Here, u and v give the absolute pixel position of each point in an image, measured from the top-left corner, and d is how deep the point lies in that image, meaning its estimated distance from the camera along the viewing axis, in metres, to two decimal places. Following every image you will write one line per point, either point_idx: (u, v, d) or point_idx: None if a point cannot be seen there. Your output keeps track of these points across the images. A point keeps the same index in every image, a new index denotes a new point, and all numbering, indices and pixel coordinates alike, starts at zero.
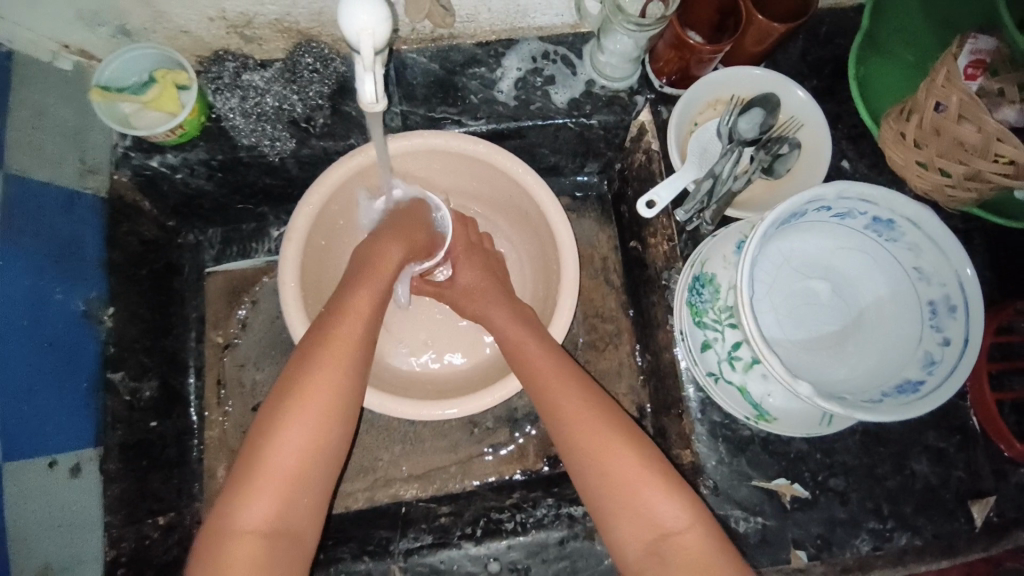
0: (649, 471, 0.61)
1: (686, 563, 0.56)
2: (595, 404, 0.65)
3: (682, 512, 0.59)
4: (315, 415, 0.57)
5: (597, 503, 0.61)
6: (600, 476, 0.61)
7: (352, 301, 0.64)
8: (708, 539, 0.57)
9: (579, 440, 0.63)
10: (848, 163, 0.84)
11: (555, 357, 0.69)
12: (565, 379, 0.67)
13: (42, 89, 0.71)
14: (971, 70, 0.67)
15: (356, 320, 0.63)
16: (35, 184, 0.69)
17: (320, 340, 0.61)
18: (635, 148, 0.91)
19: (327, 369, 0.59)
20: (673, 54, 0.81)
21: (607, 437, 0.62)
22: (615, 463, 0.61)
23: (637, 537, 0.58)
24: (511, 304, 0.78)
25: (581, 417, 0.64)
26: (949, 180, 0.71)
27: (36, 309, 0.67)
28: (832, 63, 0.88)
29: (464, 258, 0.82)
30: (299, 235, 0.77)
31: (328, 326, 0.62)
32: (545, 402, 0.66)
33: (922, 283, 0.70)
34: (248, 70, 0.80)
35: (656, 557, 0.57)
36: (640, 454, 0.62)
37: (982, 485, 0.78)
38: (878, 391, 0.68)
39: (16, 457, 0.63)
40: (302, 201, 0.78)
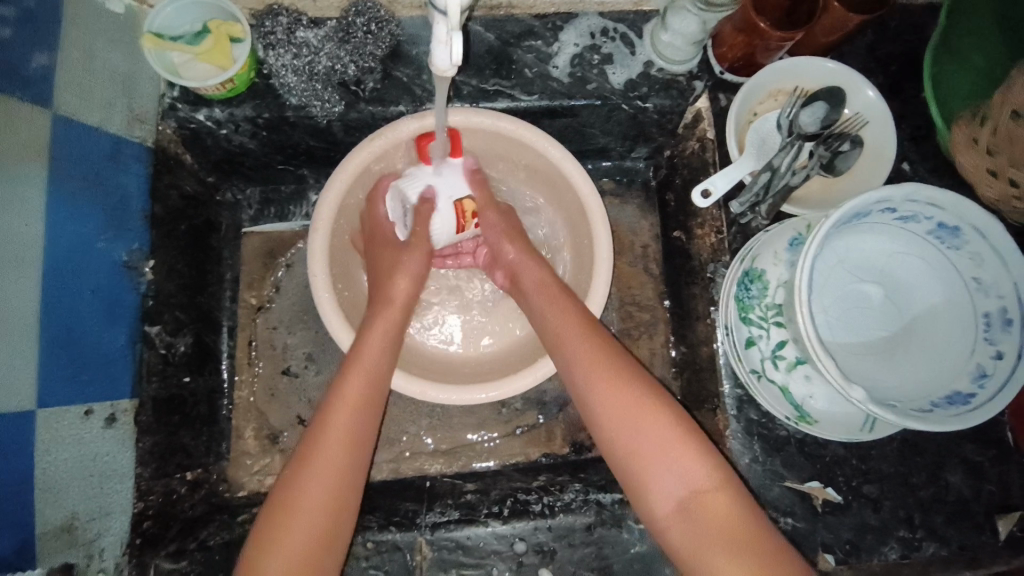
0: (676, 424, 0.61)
1: (717, 521, 0.57)
2: (625, 368, 0.65)
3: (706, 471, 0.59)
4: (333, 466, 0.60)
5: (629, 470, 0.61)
6: (627, 450, 0.61)
7: (341, 406, 0.63)
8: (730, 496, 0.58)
9: (610, 411, 0.63)
10: (908, 165, 0.81)
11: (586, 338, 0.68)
12: (599, 351, 0.66)
13: (93, 31, 0.69)
14: None
15: (347, 430, 0.62)
16: (82, 128, 0.67)
17: (309, 456, 0.60)
18: (688, 136, 0.89)
19: (315, 485, 0.59)
20: (740, 38, 0.78)
21: (638, 400, 0.63)
22: (650, 426, 0.61)
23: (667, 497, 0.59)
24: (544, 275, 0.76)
25: (613, 389, 0.64)
26: (1016, 192, 0.68)
27: (79, 256, 0.66)
28: (901, 60, 0.84)
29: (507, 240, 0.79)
30: (325, 221, 0.75)
31: (318, 439, 0.61)
32: (591, 378, 0.65)
33: (980, 294, 0.68)
34: (302, 27, 0.77)
35: (684, 519, 0.58)
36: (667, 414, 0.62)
37: (1013, 501, 0.78)
38: (927, 401, 0.67)
39: (51, 403, 0.61)
40: (327, 184, 0.76)
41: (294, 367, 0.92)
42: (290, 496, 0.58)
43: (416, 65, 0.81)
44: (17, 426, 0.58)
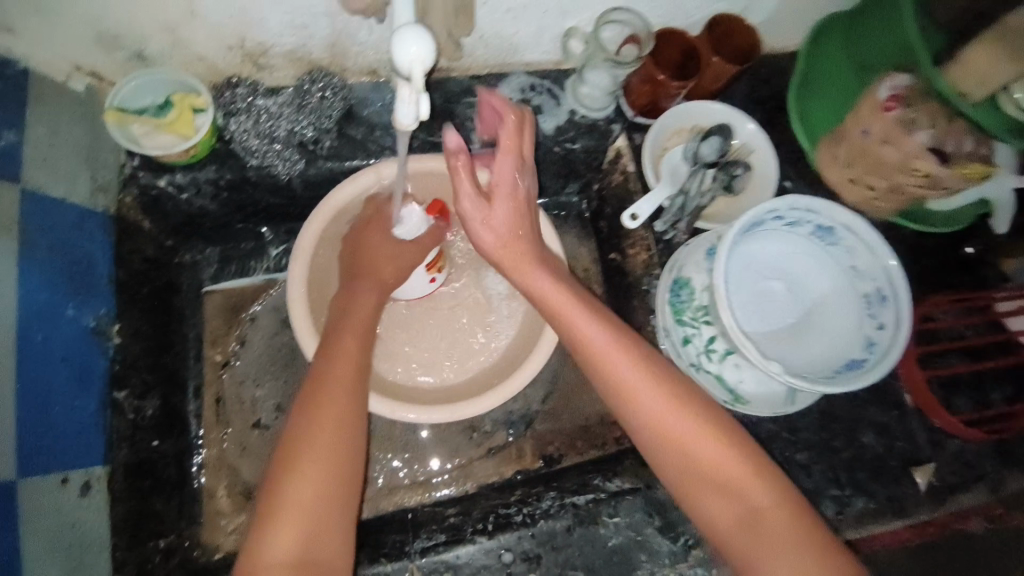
0: (752, 465, 0.61)
1: (780, 538, 0.58)
2: (680, 390, 0.65)
3: (768, 491, 0.60)
4: (332, 438, 0.62)
5: (686, 489, 0.63)
6: (683, 468, 0.63)
7: (334, 374, 0.66)
8: (809, 534, 0.58)
9: (658, 435, 0.63)
10: (791, 183, 0.98)
11: (660, 390, 0.64)
12: (673, 400, 0.64)
13: (58, 108, 0.73)
14: (890, 102, 0.79)
15: (341, 385, 0.66)
16: (50, 200, 0.70)
17: (310, 424, 0.62)
18: (611, 170, 1.03)
19: (314, 450, 0.61)
20: (645, 88, 0.93)
21: (712, 450, 0.62)
22: (730, 475, 0.61)
23: (728, 512, 0.61)
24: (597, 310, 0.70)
25: (665, 414, 0.63)
26: (874, 193, 0.88)
27: (49, 324, 0.67)
28: (773, 98, 1.02)
29: (492, 219, 0.71)
30: (305, 250, 0.82)
31: (313, 399, 0.64)
32: (667, 437, 0.63)
33: (859, 279, 0.84)
34: (260, 96, 0.84)
35: (745, 532, 0.60)
36: (747, 462, 0.61)
37: (919, 453, 0.93)
38: (831, 370, 0.81)
39: (31, 475, 0.61)
40: (310, 217, 0.83)
41: (265, 420, 0.92)
42: (290, 464, 0.60)
43: (368, 124, 0.88)
44: (0, 496, 0.57)
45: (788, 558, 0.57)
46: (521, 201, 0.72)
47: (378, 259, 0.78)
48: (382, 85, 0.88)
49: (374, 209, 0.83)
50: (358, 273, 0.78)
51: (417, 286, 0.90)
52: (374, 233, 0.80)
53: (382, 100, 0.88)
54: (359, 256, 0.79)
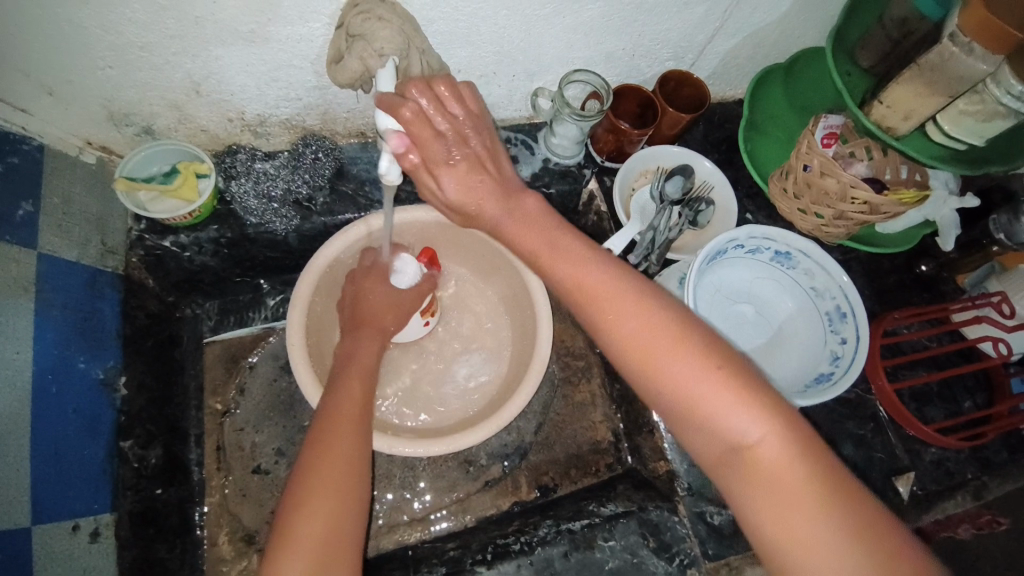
0: (737, 394, 0.57)
1: (763, 476, 0.55)
2: (662, 316, 0.60)
3: (757, 423, 0.56)
4: (342, 472, 0.64)
5: (669, 418, 0.60)
6: (661, 398, 0.59)
7: (341, 413, 0.70)
8: (796, 464, 0.55)
9: (635, 365, 0.60)
10: (750, 215, 1.07)
11: (639, 318, 0.60)
12: (650, 328, 0.60)
13: (71, 180, 0.80)
14: (828, 139, 0.91)
15: (348, 422, 0.69)
16: (63, 263, 0.75)
17: (320, 459, 0.65)
18: (587, 211, 1.12)
19: (328, 482, 0.63)
20: (610, 136, 1.02)
21: (691, 379, 0.57)
22: (711, 404, 0.57)
23: (711, 446, 0.58)
24: (572, 243, 0.66)
25: (641, 343, 0.60)
26: (822, 221, 0.94)
27: (62, 376, 0.71)
28: (727, 141, 1.12)
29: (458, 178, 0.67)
30: (302, 300, 0.87)
31: (323, 436, 0.67)
32: (644, 368, 0.60)
33: (819, 298, 0.91)
34: (259, 160, 0.91)
35: (728, 468, 0.57)
36: (731, 391, 0.57)
37: (899, 463, 0.97)
38: (802, 384, 0.86)
39: (45, 520, 0.66)
40: (305, 269, 0.89)
41: (265, 465, 0.95)
42: (306, 495, 0.62)
43: (358, 180, 0.96)
44: (14, 543, 0.62)
45: (769, 490, 0.55)
46: (472, 159, 0.67)
47: (373, 308, 0.84)
48: (370, 144, 0.96)
49: (367, 259, 0.89)
50: (357, 319, 0.83)
51: (413, 330, 0.95)
52: (371, 281, 0.86)
53: (370, 158, 0.96)
54: (355, 306, 0.85)
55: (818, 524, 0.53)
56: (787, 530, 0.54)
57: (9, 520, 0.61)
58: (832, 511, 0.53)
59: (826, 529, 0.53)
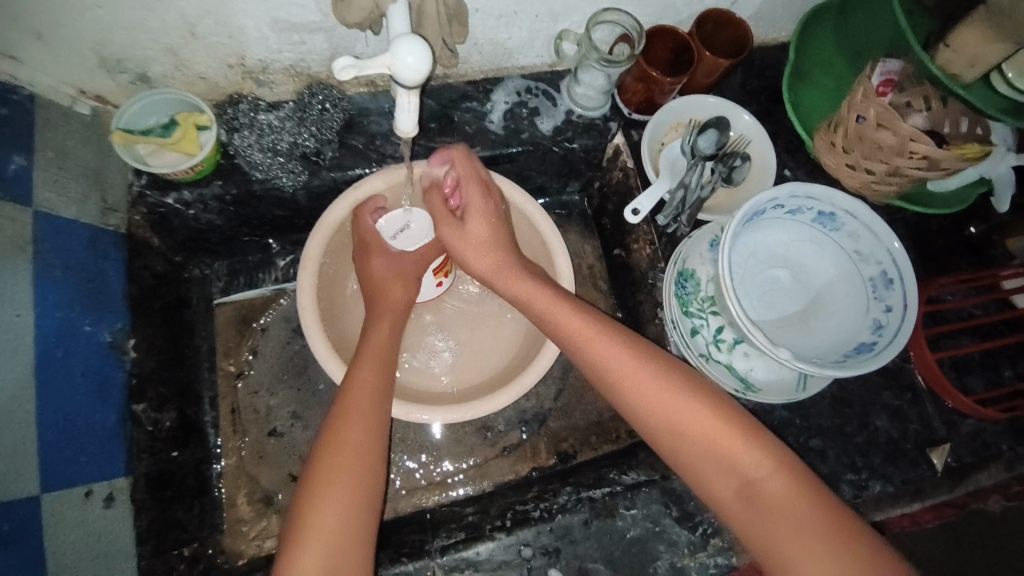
0: (742, 429, 0.63)
1: (774, 504, 0.59)
2: (666, 364, 0.67)
3: (762, 457, 0.61)
4: (355, 458, 0.63)
5: (683, 462, 0.64)
6: (675, 439, 0.64)
7: (354, 396, 0.68)
8: (803, 494, 0.59)
9: (647, 408, 0.65)
10: (789, 171, 0.99)
11: (647, 366, 0.67)
12: (661, 374, 0.66)
13: (65, 132, 0.75)
14: (883, 87, 0.82)
15: (364, 412, 0.67)
16: (62, 222, 0.72)
17: (335, 445, 0.64)
18: (612, 167, 1.04)
19: (343, 472, 0.62)
20: (639, 86, 0.94)
21: (701, 417, 0.63)
22: (726, 444, 0.62)
23: (724, 484, 0.61)
24: (580, 304, 0.74)
25: (652, 386, 0.65)
26: (874, 177, 0.86)
27: (66, 340, 0.69)
28: (767, 91, 1.04)
29: (479, 213, 0.79)
30: (313, 262, 0.83)
31: (340, 428, 0.66)
32: (656, 411, 0.65)
33: (863, 262, 0.84)
34: (262, 111, 0.86)
35: (744, 503, 0.61)
36: (740, 431, 0.62)
37: (936, 435, 0.92)
38: (841, 354, 0.81)
39: (53, 487, 0.65)
40: (315, 226, 0.84)
41: (280, 428, 0.94)
42: (324, 486, 0.61)
43: (369, 133, 0.90)
44: (19, 512, 0.61)
45: (781, 518, 0.58)
46: (488, 211, 0.80)
47: (389, 292, 0.82)
48: (380, 94, 0.91)
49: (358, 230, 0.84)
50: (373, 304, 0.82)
51: (426, 292, 0.92)
52: (377, 251, 0.83)
53: (381, 109, 0.91)
54: (371, 286, 0.83)
55: (835, 550, 0.56)
56: (809, 559, 0.56)
57: (12, 490, 0.61)
58: (837, 539, 0.56)
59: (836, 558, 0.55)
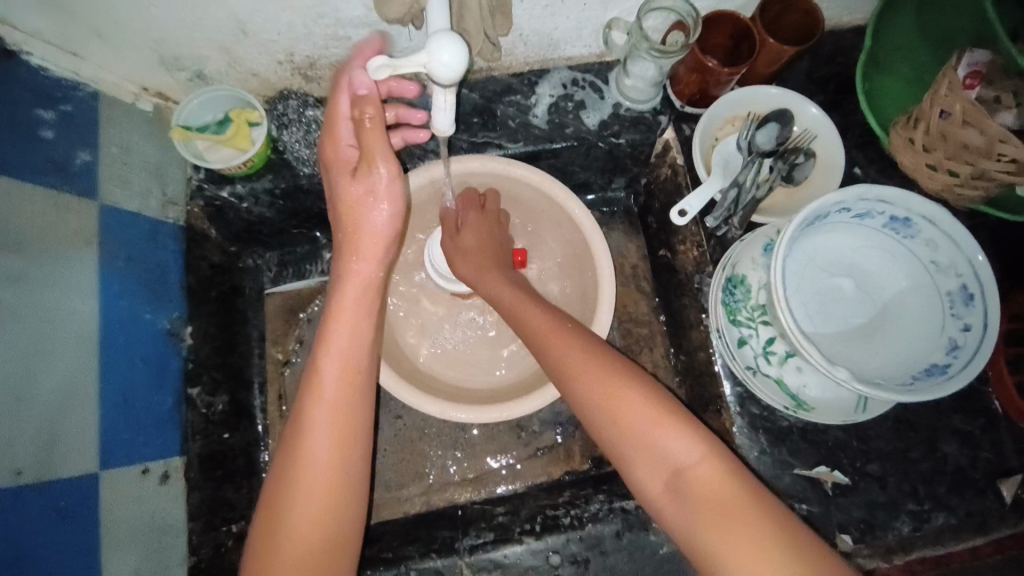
0: (674, 416, 0.61)
1: (700, 495, 0.57)
2: (606, 352, 0.67)
3: (691, 447, 0.60)
4: (330, 447, 0.59)
5: (613, 448, 0.63)
6: (605, 423, 0.63)
7: (320, 383, 0.60)
8: (734, 482, 0.57)
9: (581, 391, 0.65)
10: (859, 170, 0.91)
11: (585, 353, 0.67)
12: (596, 359, 0.66)
13: (128, 128, 0.80)
14: (969, 80, 0.72)
15: (318, 464, 0.59)
16: (126, 215, 0.77)
17: (303, 432, 0.59)
18: (660, 163, 0.99)
19: (319, 461, 0.59)
20: (694, 76, 0.88)
21: (638, 403, 0.62)
22: (655, 432, 0.61)
23: (654, 474, 0.60)
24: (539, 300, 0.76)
25: (586, 371, 0.65)
26: (957, 180, 0.77)
27: (129, 327, 0.75)
28: (835, 80, 0.95)
29: (472, 232, 0.86)
30: None
31: (285, 485, 0.58)
32: (591, 391, 0.64)
33: (940, 274, 0.76)
34: (310, 107, 0.88)
35: (673, 494, 0.59)
36: (669, 419, 0.61)
37: (1010, 465, 0.82)
38: (908, 376, 0.73)
39: (113, 465, 0.70)
40: None
41: None
42: (284, 513, 0.58)
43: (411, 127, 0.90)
44: (83, 488, 0.66)
45: (708, 508, 0.57)
46: (478, 233, 0.86)
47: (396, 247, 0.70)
48: (423, 88, 0.90)
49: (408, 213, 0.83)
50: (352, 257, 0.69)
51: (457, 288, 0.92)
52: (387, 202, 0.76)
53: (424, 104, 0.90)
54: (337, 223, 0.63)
55: (761, 545, 0.54)
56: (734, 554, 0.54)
57: (74, 467, 0.65)
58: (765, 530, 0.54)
59: (778, 551, 0.53)
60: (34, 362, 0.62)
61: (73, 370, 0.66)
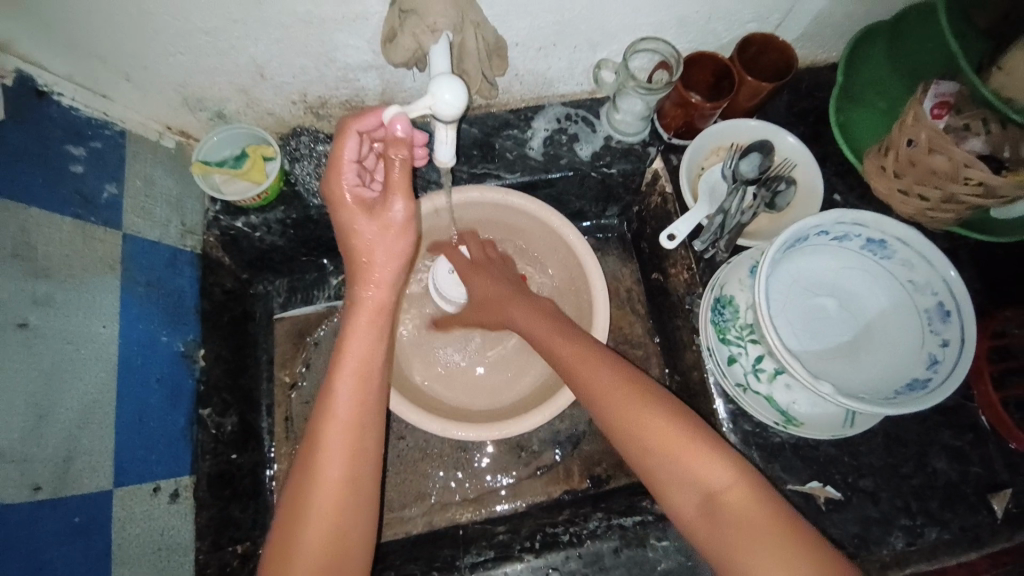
0: (702, 440, 0.65)
1: (733, 518, 0.60)
2: (632, 378, 0.71)
3: (721, 471, 0.63)
4: (342, 461, 0.62)
5: (647, 472, 0.66)
6: (639, 449, 0.66)
7: (335, 402, 0.63)
8: (759, 504, 0.60)
9: (612, 416, 0.68)
10: (839, 196, 0.95)
11: (614, 379, 0.70)
12: (624, 386, 0.69)
13: (151, 164, 0.86)
14: (937, 110, 0.79)
15: (332, 483, 0.61)
16: (147, 244, 0.82)
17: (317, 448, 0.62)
18: (650, 192, 1.05)
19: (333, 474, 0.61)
20: (678, 111, 0.94)
21: (666, 428, 0.65)
22: (686, 456, 0.64)
23: (687, 498, 0.63)
24: (565, 328, 0.80)
25: (616, 399, 0.69)
26: (927, 204, 0.82)
27: (147, 349, 0.79)
28: (813, 112, 1.01)
29: (472, 276, 0.92)
30: None
31: (301, 500, 0.61)
32: (619, 418, 0.68)
33: (918, 292, 0.79)
34: (321, 142, 0.94)
35: (707, 517, 0.62)
36: (698, 444, 0.64)
37: (1001, 479, 0.84)
38: (891, 391, 0.77)
39: (127, 482, 0.72)
40: None
41: None
42: (298, 526, 0.60)
43: None
44: (97, 505, 0.68)
45: (740, 530, 0.60)
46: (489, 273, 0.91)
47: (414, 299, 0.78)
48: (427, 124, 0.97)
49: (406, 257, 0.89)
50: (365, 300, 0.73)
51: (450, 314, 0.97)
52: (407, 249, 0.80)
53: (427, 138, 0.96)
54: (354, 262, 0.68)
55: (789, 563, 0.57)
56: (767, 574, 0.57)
57: (89, 484, 0.67)
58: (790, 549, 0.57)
59: (793, 565, 0.56)
60: (60, 381, 0.66)
61: (94, 389, 0.69)
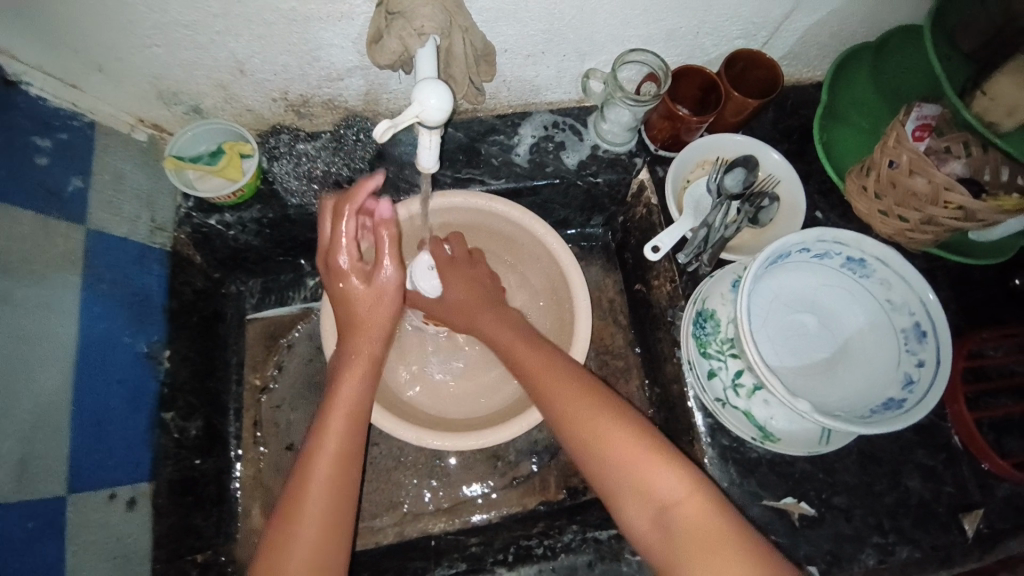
0: (662, 454, 0.64)
1: (688, 532, 0.60)
2: (595, 391, 0.70)
3: (679, 484, 0.62)
4: (328, 490, 0.62)
5: (606, 488, 0.65)
6: (599, 465, 0.65)
7: (326, 434, 0.64)
8: (716, 518, 0.60)
9: (574, 432, 0.68)
10: (821, 214, 0.96)
11: (576, 393, 0.69)
12: (586, 398, 0.69)
13: (121, 157, 0.82)
14: (919, 131, 0.78)
15: (315, 514, 0.60)
16: (115, 239, 0.78)
17: (304, 477, 0.62)
18: (636, 203, 1.05)
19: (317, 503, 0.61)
20: (666, 123, 0.94)
21: (627, 442, 0.65)
22: (647, 472, 0.63)
23: (643, 514, 0.63)
24: (534, 341, 0.79)
25: (578, 411, 0.68)
26: (907, 225, 0.82)
27: (108, 349, 0.75)
28: (799, 129, 1.01)
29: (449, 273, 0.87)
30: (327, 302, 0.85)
31: (283, 530, 0.60)
32: (579, 431, 0.67)
33: (895, 312, 0.80)
34: (302, 140, 0.91)
35: (662, 533, 0.61)
36: (659, 458, 0.63)
37: (972, 499, 0.85)
38: (867, 408, 0.77)
39: (81, 488, 0.69)
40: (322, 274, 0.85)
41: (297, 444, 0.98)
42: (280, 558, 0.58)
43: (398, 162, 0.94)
44: (47, 513, 0.65)
45: (698, 547, 0.59)
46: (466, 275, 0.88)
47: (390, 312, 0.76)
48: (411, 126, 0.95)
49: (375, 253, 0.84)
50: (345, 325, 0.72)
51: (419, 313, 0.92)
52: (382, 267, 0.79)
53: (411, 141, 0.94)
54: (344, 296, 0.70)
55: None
56: None
57: (38, 490, 0.64)
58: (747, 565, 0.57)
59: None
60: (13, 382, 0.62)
61: (49, 390, 0.66)
